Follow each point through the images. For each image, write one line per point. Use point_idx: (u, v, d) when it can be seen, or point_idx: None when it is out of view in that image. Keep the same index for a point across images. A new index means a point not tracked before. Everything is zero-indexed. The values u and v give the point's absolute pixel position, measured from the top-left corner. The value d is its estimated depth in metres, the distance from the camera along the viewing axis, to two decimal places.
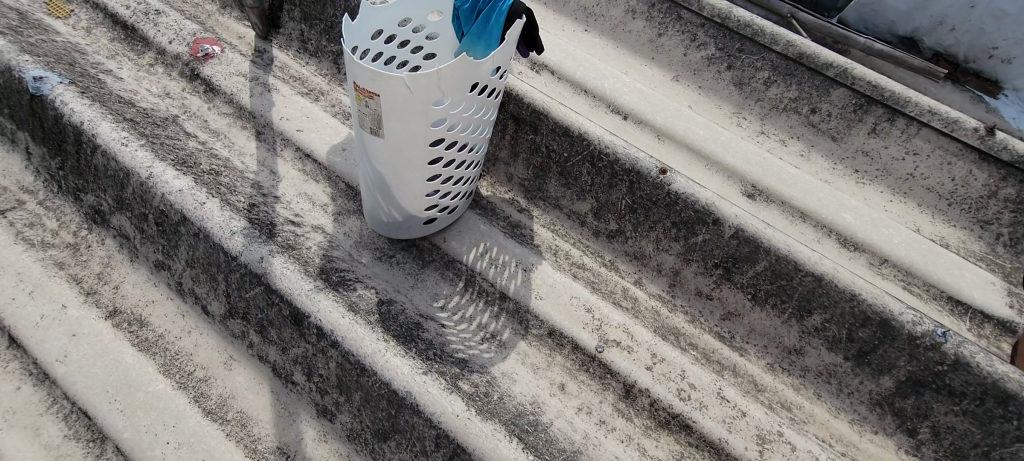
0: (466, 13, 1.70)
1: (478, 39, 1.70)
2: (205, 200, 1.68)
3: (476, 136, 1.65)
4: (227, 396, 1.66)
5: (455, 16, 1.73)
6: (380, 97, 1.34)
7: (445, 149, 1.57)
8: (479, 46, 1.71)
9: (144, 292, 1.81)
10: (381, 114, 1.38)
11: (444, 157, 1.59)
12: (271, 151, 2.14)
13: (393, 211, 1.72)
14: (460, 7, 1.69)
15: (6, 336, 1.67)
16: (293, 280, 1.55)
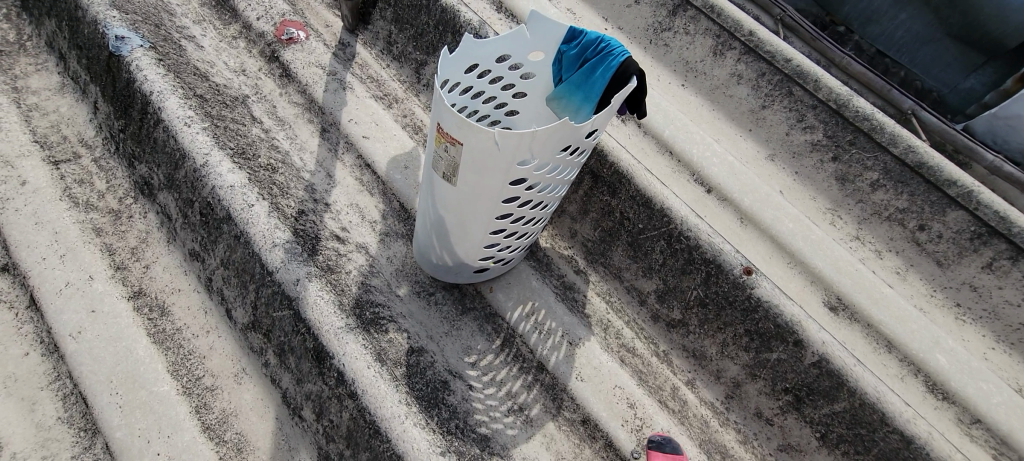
0: (571, 61, 1.55)
1: (576, 89, 1.55)
2: (253, 201, 1.57)
3: (553, 196, 1.49)
4: (229, 413, 1.55)
5: (558, 61, 1.59)
6: (462, 146, 1.20)
7: (518, 206, 1.41)
8: (578, 100, 1.57)
9: (172, 278, 1.73)
10: (460, 162, 1.23)
11: (515, 214, 1.44)
12: (332, 153, 2.04)
13: (444, 255, 1.58)
14: (565, 53, 1.55)
15: (28, 296, 1.61)
16: (324, 312, 1.43)
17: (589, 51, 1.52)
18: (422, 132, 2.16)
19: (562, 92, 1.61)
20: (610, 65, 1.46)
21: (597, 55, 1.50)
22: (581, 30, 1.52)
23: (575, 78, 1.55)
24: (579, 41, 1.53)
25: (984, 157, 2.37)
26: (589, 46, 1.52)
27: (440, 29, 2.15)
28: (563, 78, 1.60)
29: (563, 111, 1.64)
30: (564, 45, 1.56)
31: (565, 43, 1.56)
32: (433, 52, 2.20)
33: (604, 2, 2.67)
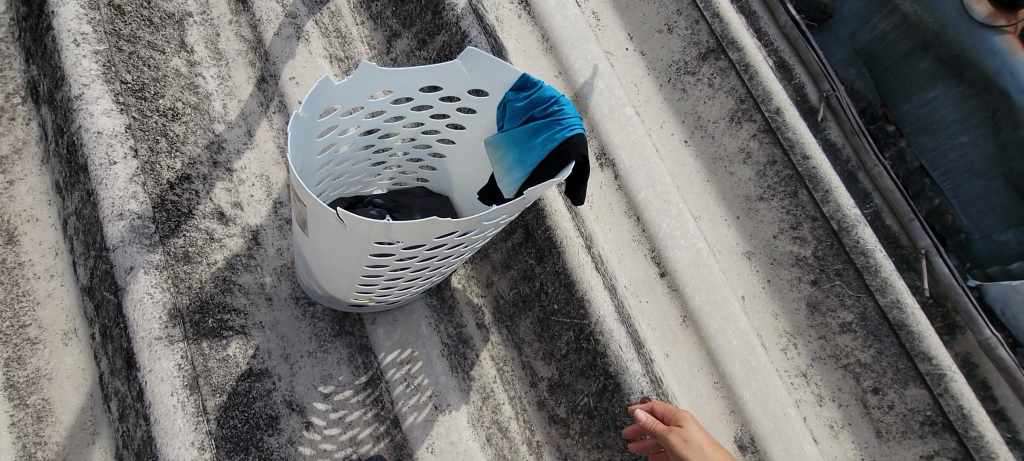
0: (515, 114, 1.27)
1: (513, 146, 1.29)
2: (118, 159, 1.36)
3: (439, 263, 1.28)
4: (43, 374, 1.42)
5: (502, 109, 1.30)
6: (310, 200, 0.99)
7: (388, 268, 1.21)
8: (516, 163, 1.30)
9: (33, 204, 1.55)
10: (310, 214, 1.03)
11: (385, 274, 1.23)
12: (261, 110, 1.80)
13: (312, 282, 1.39)
14: (511, 103, 1.26)
15: None
16: (146, 314, 1.24)
17: (539, 111, 1.24)
18: None
19: (500, 145, 1.33)
20: (558, 137, 1.21)
21: (548, 118, 1.24)
22: (535, 82, 1.24)
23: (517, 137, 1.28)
24: (530, 94, 1.25)
25: (982, 329, 2.08)
26: (540, 105, 1.24)
27: (423, 2, 1.83)
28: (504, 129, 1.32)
29: (497, 166, 1.37)
30: (511, 92, 1.27)
31: (514, 90, 1.27)
32: (410, 25, 1.89)
33: (636, 19, 2.32)
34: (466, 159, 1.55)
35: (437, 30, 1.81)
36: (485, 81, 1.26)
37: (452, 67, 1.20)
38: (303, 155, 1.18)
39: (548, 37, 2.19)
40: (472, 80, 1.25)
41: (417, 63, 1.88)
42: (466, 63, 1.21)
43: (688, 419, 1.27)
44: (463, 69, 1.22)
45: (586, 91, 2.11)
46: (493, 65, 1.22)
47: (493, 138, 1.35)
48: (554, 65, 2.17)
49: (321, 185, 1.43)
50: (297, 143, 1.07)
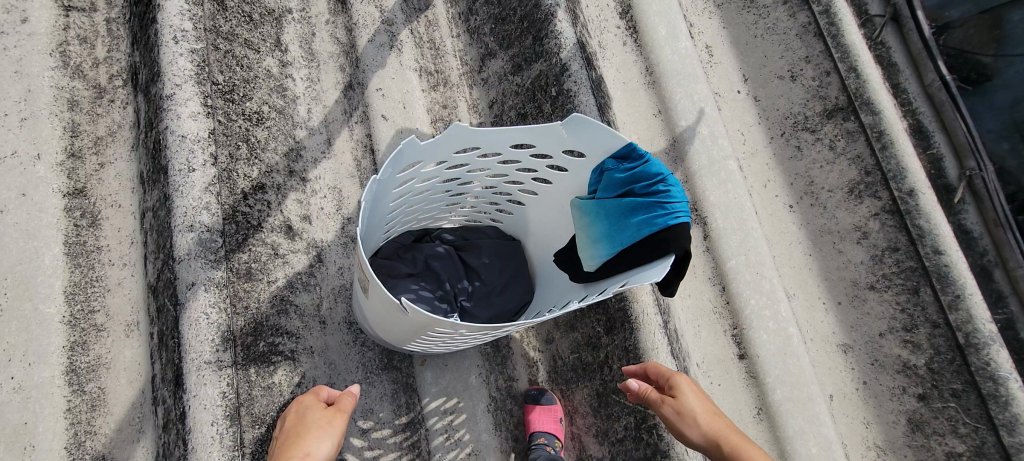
0: (612, 185, 1.12)
1: (601, 219, 1.16)
2: (197, 166, 1.34)
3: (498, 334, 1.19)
4: (103, 363, 1.44)
5: (597, 175, 1.16)
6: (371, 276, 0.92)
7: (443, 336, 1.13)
8: (604, 237, 1.16)
9: (118, 190, 1.58)
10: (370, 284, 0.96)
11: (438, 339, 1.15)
12: (343, 118, 1.74)
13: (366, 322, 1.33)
14: (610, 173, 1.12)
15: None
16: (200, 336, 1.22)
17: (642, 187, 1.10)
18: None
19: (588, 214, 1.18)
20: (661, 221, 1.06)
21: (651, 196, 1.10)
22: (642, 154, 1.09)
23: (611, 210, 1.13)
24: (633, 167, 1.10)
25: None
26: (644, 179, 1.10)
27: (523, 25, 1.71)
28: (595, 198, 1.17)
29: (580, 234, 1.22)
30: (612, 160, 1.12)
31: (615, 159, 1.12)
32: (507, 46, 1.76)
33: (755, 59, 2.07)
34: (548, 210, 1.43)
35: (536, 57, 1.67)
36: (585, 144, 1.13)
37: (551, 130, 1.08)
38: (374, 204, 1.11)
39: (653, 70, 2.00)
40: (569, 142, 1.12)
41: (508, 89, 1.75)
42: (567, 126, 1.07)
43: (685, 382, 1.17)
44: (563, 133, 1.09)
45: (686, 137, 1.91)
46: (596, 132, 1.09)
47: (581, 201, 1.22)
48: (655, 103, 1.97)
49: (390, 221, 1.36)
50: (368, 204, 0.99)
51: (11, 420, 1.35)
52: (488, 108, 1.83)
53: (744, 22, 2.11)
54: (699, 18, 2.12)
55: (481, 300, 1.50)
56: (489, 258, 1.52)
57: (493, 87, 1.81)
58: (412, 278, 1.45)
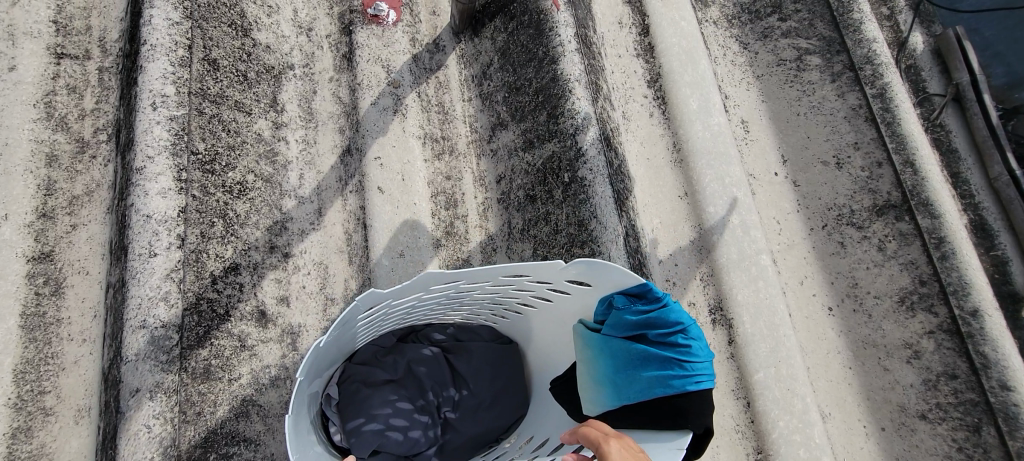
0: (623, 326, 1.06)
1: (601, 357, 1.10)
2: (160, 249, 1.21)
3: None
4: (45, 453, 1.31)
5: (604, 309, 1.10)
6: None
7: None
8: (612, 380, 1.08)
9: (87, 255, 1.46)
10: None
11: None
12: (338, 186, 1.60)
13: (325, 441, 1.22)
14: (620, 312, 1.06)
15: None
16: (137, 453, 1.07)
17: (657, 333, 1.05)
18: (453, 211, 1.64)
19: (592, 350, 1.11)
20: (680, 376, 0.99)
21: (666, 343, 1.05)
22: (657, 297, 1.05)
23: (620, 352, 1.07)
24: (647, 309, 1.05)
25: None
26: (659, 325, 1.05)
27: (539, 99, 1.56)
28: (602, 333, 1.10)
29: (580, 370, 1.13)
30: (623, 297, 1.07)
31: (627, 297, 1.06)
32: (520, 119, 1.62)
33: (796, 139, 1.88)
34: (549, 322, 1.29)
35: (549, 135, 1.51)
36: (590, 276, 1.06)
37: (549, 266, 1.00)
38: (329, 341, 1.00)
39: (680, 147, 1.82)
40: (570, 275, 1.06)
41: (518, 165, 1.59)
42: (573, 265, 1.01)
43: (615, 449, 0.87)
44: (563, 269, 1.02)
45: (713, 225, 1.72)
46: (604, 268, 1.02)
47: (579, 328, 1.15)
48: (681, 182, 1.79)
49: (368, 331, 1.25)
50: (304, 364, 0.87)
51: None
52: (495, 182, 1.67)
53: (786, 97, 1.92)
54: (736, 89, 1.94)
55: (466, 413, 1.34)
56: (479, 364, 1.36)
57: (502, 160, 1.66)
58: (391, 386, 1.32)
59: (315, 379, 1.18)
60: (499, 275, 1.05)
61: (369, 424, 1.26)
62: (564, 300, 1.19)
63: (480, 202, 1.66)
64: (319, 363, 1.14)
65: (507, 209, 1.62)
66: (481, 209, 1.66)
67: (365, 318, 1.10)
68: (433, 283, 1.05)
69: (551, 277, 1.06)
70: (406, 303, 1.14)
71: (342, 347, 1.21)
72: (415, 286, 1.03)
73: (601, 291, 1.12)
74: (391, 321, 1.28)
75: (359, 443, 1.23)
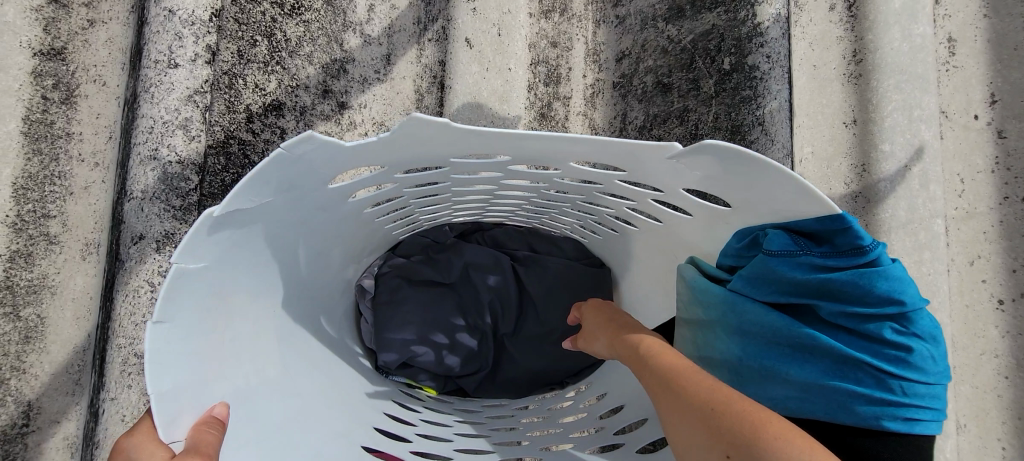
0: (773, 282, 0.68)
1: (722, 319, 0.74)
2: (183, 61, 0.93)
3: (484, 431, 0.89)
4: (47, 286, 1.12)
5: (746, 248, 0.70)
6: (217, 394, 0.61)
7: (397, 422, 0.84)
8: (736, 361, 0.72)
9: (105, 62, 1.19)
10: (238, 380, 0.64)
11: (398, 416, 0.85)
12: (414, 30, 1.25)
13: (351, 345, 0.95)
14: (773, 260, 0.66)
15: None
16: (137, 314, 0.86)
17: (838, 309, 0.63)
18: (554, 89, 1.28)
19: (710, 306, 0.75)
20: (871, 397, 0.59)
21: (852, 330, 0.63)
22: (860, 247, 0.62)
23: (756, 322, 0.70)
24: (830, 265, 0.64)
25: None
26: (850, 296, 0.63)
27: None
28: (732, 286, 0.73)
29: (689, 331, 0.80)
30: (784, 236, 0.66)
31: (795, 237, 0.65)
32: None
33: None
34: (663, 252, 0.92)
35: (710, 3, 1.09)
36: (739, 190, 0.63)
37: (650, 154, 0.58)
38: (297, 220, 0.66)
39: (862, 58, 1.36)
40: (707, 180, 0.62)
41: (653, 41, 1.19)
42: (689, 160, 0.57)
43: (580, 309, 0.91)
44: (682, 165, 0.58)
45: (883, 169, 1.31)
46: (765, 174, 0.57)
47: (691, 267, 0.79)
48: (849, 106, 1.36)
49: (395, 219, 0.91)
50: (218, 253, 0.56)
51: None
52: (614, 60, 1.27)
53: None
54: None
55: (526, 342, 1.06)
56: (556, 288, 1.06)
57: (631, 31, 1.24)
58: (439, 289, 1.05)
59: (328, 270, 0.86)
60: (566, 159, 0.62)
61: (398, 331, 0.98)
62: (692, 228, 0.76)
63: (589, 84, 1.29)
64: (326, 250, 0.81)
65: (625, 98, 1.23)
66: (589, 93, 1.28)
67: (367, 197, 0.74)
68: (454, 156, 0.64)
69: (666, 179, 0.64)
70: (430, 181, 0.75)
71: (356, 236, 0.87)
72: (422, 155, 0.62)
73: (750, 217, 0.68)
74: (424, 209, 0.91)
75: (382, 351, 0.96)
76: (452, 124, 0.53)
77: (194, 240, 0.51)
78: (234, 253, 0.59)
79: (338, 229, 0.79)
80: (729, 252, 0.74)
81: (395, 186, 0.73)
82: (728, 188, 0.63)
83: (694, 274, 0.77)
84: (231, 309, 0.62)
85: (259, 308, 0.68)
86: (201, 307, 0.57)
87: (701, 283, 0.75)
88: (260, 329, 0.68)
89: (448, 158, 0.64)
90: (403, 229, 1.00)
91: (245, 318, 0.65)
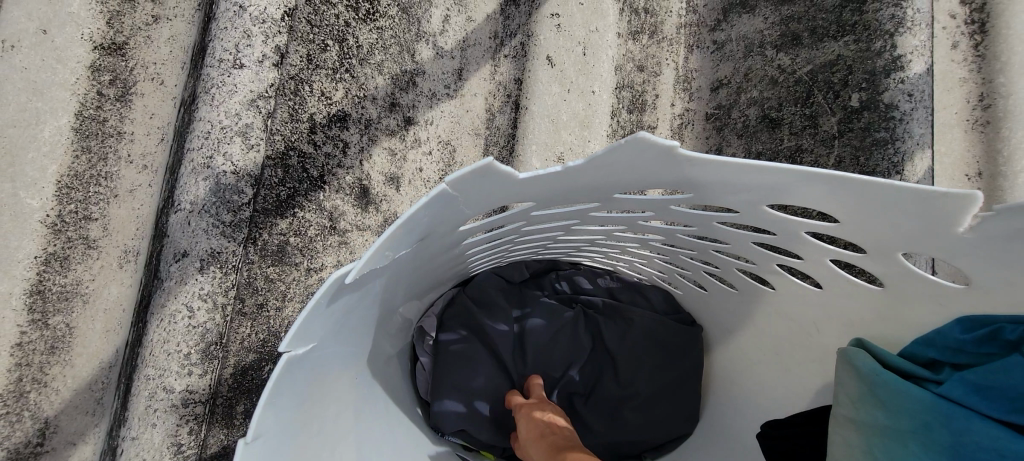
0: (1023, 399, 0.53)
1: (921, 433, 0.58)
2: (248, 63, 0.82)
3: None
4: (80, 293, 1.04)
5: (974, 343, 0.56)
6: None
7: None
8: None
9: (166, 60, 1.13)
10: None
11: None
12: (491, 44, 1.14)
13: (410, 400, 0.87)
14: None
15: None
16: (173, 343, 0.75)
17: None
18: (639, 116, 1.15)
19: (907, 411, 0.60)
20: None
21: None
22: None
23: (991, 447, 0.53)
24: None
25: None
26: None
27: None
28: (943, 391, 0.59)
29: (862, 439, 0.63)
30: None
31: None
32: None
33: None
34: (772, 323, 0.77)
35: (838, 31, 0.95)
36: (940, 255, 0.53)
37: (893, 199, 0.47)
38: (405, 260, 0.60)
39: (990, 103, 1.20)
40: (946, 243, 0.50)
41: (758, 71, 1.06)
42: (943, 212, 0.47)
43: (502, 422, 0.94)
44: (932, 217, 0.48)
45: None
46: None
47: (862, 359, 0.64)
48: (973, 158, 1.19)
49: (489, 253, 0.83)
50: (329, 316, 0.52)
51: None
52: (709, 89, 1.15)
53: None
54: None
55: (600, 406, 0.94)
56: (639, 346, 0.94)
57: (729, 59, 1.12)
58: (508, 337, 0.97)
59: (400, 309, 0.80)
60: (759, 200, 0.52)
61: (467, 377, 0.90)
62: (857, 302, 0.65)
63: (678, 113, 1.16)
64: (409, 286, 0.74)
65: (720, 131, 1.11)
66: (677, 123, 1.16)
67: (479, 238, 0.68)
68: (616, 193, 0.56)
69: (877, 233, 0.53)
70: (551, 224, 0.67)
71: (447, 267, 0.80)
72: (595, 189, 0.54)
73: (972, 302, 0.56)
74: (523, 246, 0.84)
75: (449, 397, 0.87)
76: (678, 150, 0.44)
77: (312, 313, 0.48)
78: (343, 318, 0.56)
79: (432, 264, 0.73)
80: (936, 343, 0.60)
81: (517, 225, 0.66)
82: (960, 257, 0.52)
83: (878, 365, 0.62)
84: (318, 393, 0.59)
85: (341, 383, 0.64)
86: (300, 385, 0.54)
87: (891, 378, 0.61)
88: (341, 422, 0.64)
89: (613, 193, 0.56)
90: (487, 262, 0.91)
91: (329, 407, 0.62)
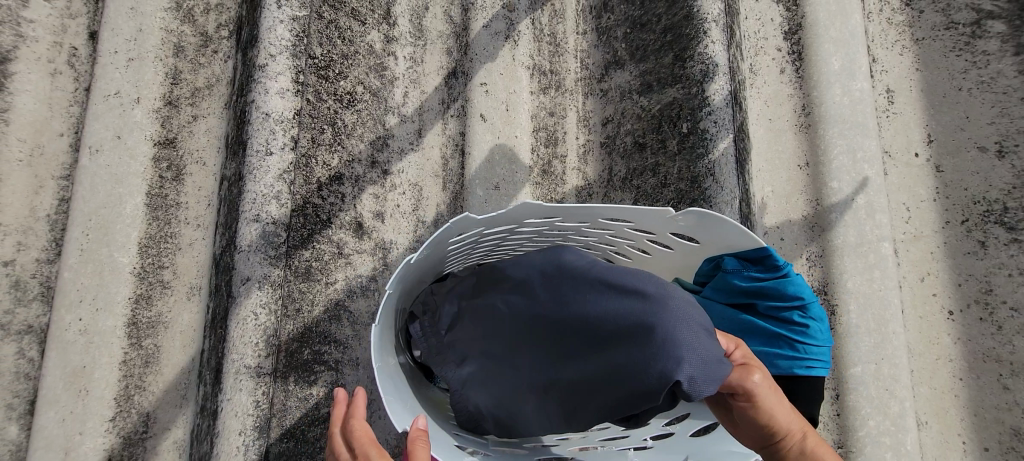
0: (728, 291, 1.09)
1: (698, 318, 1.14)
2: (275, 149, 1.25)
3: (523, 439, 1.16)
4: (162, 322, 1.44)
5: (712, 269, 1.12)
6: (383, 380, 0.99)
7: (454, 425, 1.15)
8: None
9: (205, 147, 1.53)
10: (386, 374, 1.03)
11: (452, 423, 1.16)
12: (440, 109, 1.56)
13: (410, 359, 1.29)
14: (731, 275, 1.07)
15: (85, 94, 1.54)
16: (246, 336, 1.16)
17: (767, 304, 1.06)
18: (553, 149, 1.57)
19: None
20: (788, 356, 1.04)
21: (776, 314, 1.06)
22: (778, 267, 1.04)
23: (719, 315, 1.11)
24: (762, 277, 1.06)
25: None
26: (773, 295, 1.06)
27: (665, 38, 1.43)
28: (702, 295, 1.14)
29: None
30: (736, 261, 1.07)
31: (741, 261, 1.07)
32: (640, 58, 1.49)
33: (951, 119, 1.63)
34: None
35: (672, 80, 1.39)
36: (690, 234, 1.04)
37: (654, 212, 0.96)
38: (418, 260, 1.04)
39: (810, 111, 1.63)
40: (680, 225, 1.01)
41: (629, 110, 1.49)
42: (684, 216, 0.96)
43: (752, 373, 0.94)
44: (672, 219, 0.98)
45: (833, 202, 1.57)
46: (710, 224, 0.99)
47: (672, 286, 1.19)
48: (804, 152, 1.62)
49: (459, 261, 1.28)
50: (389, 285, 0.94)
51: (73, 362, 1.37)
52: (602, 124, 1.58)
53: (948, 67, 1.65)
54: (887, 53, 1.71)
55: None
56: None
57: (612, 101, 1.56)
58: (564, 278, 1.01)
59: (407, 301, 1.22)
60: (597, 217, 1.01)
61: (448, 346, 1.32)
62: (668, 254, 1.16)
63: (582, 143, 1.59)
64: (412, 283, 1.18)
65: (611, 155, 1.53)
66: (583, 151, 1.58)
67: (455, 249, 1.13)
68: (526, 219, 1.01)
69: (658, 228, 1.04)
70: (495, 237, 1.12)
71: (430, 275, 1.27)
72: (512, 218, 0.99)
73: (711, 250, 1.10)
74: (481, 253, 1.28)
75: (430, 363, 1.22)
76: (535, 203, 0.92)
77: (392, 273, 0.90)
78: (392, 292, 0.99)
79: (425, 269, 1.16)
80: (701, 272, 1.16)
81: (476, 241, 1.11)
82: (695, 234, 1.04)
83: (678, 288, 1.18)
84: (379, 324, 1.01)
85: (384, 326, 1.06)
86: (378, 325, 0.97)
87: None
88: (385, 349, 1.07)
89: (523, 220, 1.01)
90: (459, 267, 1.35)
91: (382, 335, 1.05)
